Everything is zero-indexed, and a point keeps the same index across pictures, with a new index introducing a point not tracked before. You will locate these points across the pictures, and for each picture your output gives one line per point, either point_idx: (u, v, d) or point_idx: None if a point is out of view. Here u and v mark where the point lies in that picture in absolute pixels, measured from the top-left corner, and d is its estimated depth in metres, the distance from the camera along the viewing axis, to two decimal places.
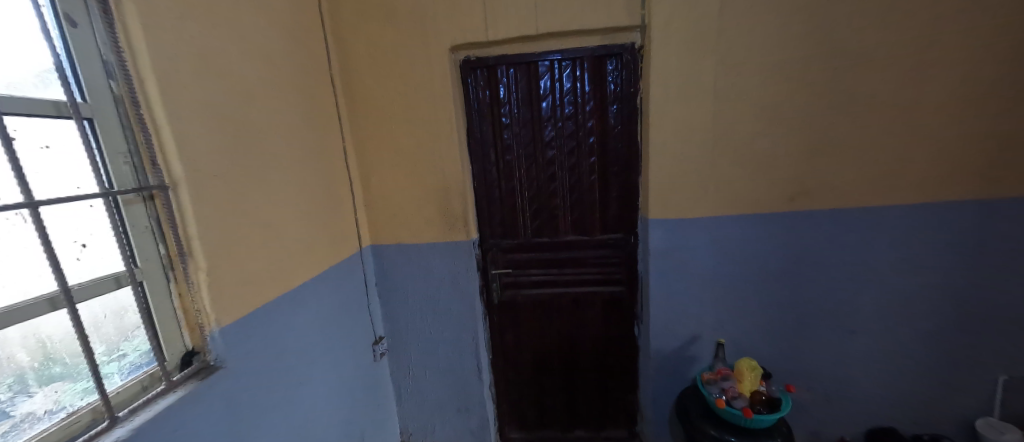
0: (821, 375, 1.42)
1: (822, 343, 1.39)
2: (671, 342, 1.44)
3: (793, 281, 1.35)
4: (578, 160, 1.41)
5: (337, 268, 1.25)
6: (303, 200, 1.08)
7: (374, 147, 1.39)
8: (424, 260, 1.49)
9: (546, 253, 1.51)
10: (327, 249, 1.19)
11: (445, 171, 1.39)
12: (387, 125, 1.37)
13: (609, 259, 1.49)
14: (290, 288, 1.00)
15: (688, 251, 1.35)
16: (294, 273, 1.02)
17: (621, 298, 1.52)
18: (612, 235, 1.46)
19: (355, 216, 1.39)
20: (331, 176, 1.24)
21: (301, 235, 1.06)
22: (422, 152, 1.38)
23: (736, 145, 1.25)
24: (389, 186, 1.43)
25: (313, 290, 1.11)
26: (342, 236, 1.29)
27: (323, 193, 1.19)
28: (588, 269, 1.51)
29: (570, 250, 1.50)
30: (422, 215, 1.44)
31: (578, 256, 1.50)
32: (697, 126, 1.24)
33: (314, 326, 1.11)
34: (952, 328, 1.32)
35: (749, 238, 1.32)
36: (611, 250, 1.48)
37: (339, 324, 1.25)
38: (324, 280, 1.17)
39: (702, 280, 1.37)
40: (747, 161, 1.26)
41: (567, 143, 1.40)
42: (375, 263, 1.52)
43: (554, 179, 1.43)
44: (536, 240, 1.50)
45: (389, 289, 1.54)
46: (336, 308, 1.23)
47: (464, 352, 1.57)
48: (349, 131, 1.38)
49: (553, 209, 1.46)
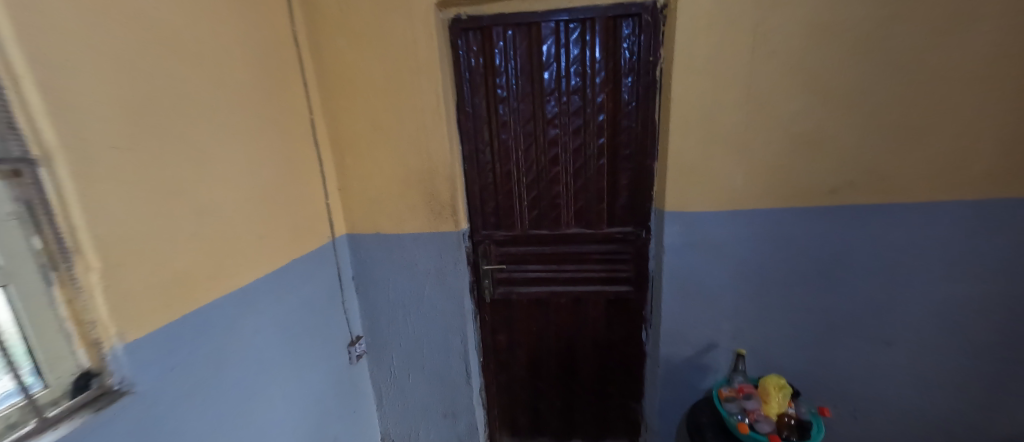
0: (852, 392, 1.25)
1: (858, 357, 1.22)
2: (683, 350, 1.28)
3: (830, 288, 1.16)
4: (585, 141, 1.22)
5: (301, 262, 1.07)
6: (251, 182, 0.89)
7: (348, 122, 1.20)
8: (407, 252, 1.32)
9: (545, 248, 1.34)
10: (286, 240, 1.01)
11: (430, 151, 1.20)
12: (362, 96, 1.17)
13: (615, 255, 1.31)
14: (232, 288, 0.83)
15: (709, 249, 1.17)
16: (238, 268, 0.84)
17: (629, 299, 1.35)
18: (621, 229, 1.28)
19: (325, 201, 1.21)
20: (292, 155, 1.05)
21: (249, 223, 0.88)
22: (404, 127, 1.18)
23: (772, 127, 1.05)
24: (365, 167, 1.24)
25: (268, 289, 0.94)
26: (307, 225, 1.11)
27: (279, 175, 1.00)
28: (592, 266, 1.34)
29: (572, 244, 1.32)
30: (403, 202, 1.26)
31: (581, 251, 1.32)
32: (728, 102, 1.04)
33: (267, 331, 0.94)
34: (1009, 344, 1.14)
35: (781, 236, 1.14)
36: (618, 245, 1.30)
37: (304, 326, 1.08)
38: (282, 277, 0.99)
39: (721, 283, 1.20)
40: (784, 146, 1.06)
41: (572, 121, 1.20)
42: (352, 255, 1.34)
43: (557, 163, 1.25)
44: (534, 232, 1.32)
45: (367, 284, 1.37)
46: (300, 308, 1.06)
47: (451, 354, 1.41)
48: (317, 103, 1.18)
49: (555, 197, 1.28)
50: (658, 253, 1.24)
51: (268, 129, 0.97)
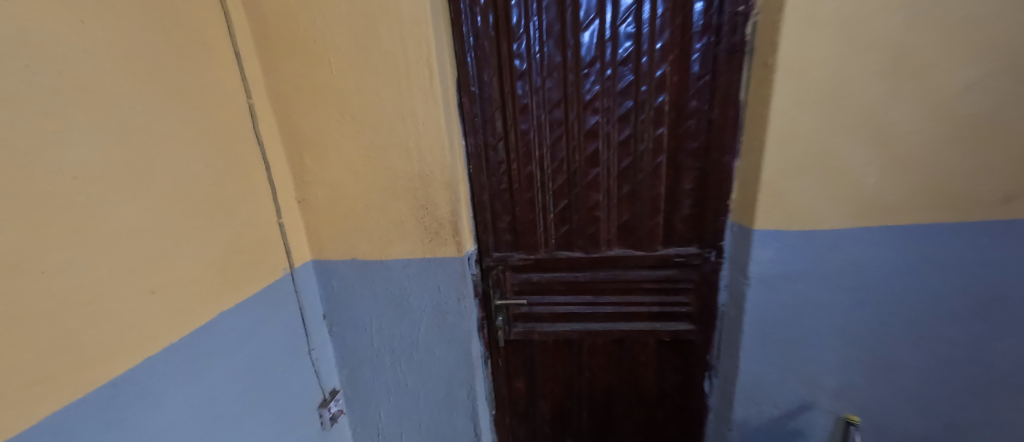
0: None
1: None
2: (766, 411, 0.95)
3: (996, 339, 0.81)
4: (636, 131, 0.87)
5: (235, 316, 0.75)
6: (127, 209, 0.56)
7: (305, 109, 0.86)
8: (394, 285, 0.99)
9: (577, 275, 1.01)
10: (199, 287, 0.67)
11: (421, 149, 0.86)
12: (324, 71, 0.83)
13: (672, 285, 0.99)
14: (92, 388, 0.51)
15: (814, 282, 0.83)
16: (102, 353, 0.52)
17: (688, 341, 1.02)
18: (681, 251, 0.95)
19: (278, 219, 0.87)
20: (215, 159, 0.72)
21: (123, 276, 0.55)
22: (383, 117, 0.84)
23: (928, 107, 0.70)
24: (333, 172, 0.90)
25: (176, 369, 0.63)
26: (244, 257, 0.78)
27: (187, 189, 0.66)
28: (640, 298, 1.01)
29: (614, 271, 0.99)
30: (387, 219, 0.92)
31: (626, 279, 0.99)
32: (860, 71, 0.70)
33: (177, 430, 0.63)
34: None
35: (922, 267, 0.80)
36: (677, 272, 0.97)
37: (245, 403, 0.77)
38: (201, 345, 0.67)
39: (828, 327, 0.87)
40: (942, 135, 0.72)
41: (619, 104, 0.86)
42: (322, 288, 1.01)
43: (596, 163, 0.91)
44: (563, 255, 0.99)
45: (344, 325, 1.04)
46: (237, 380, 0.75)
47: (455, 413, 1.09)
48: (260, 82, 0.83)
49: (592, 209, 0.94)
50: (734, 284, 0.91)
51: (163, 121, 0.62)
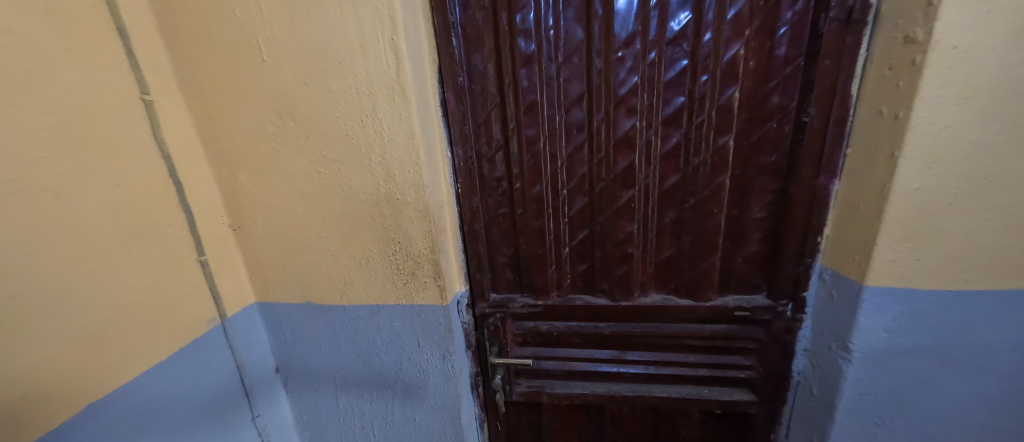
0: None
1: None
2: None
3: None
4: (689, 141, 0.62)
5: (117, 404, 0.54)
6: None
7: (230, 110, 0.63)
8: (360, 336, 0.76)
9: (599, 327, 0.77)
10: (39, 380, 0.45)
11: (388, 166, 0.62)
12: (251, 57, 0.59)
13: (727, 344, 0.74)
14: None
15: (955, 364, 0.56)
16: None
17: (745, 415, 0.78)
18: (743, 301, 0.70)
19: (199, 256, 0.65)
20: (77, 186, 0.49)
21: None
22: (333, 119, 0.61)
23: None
24: (275, 194, 0.67)
25: None
26: (135, 318, 0.56)
27: (18, 237, 0.44)
28: (682, 359, 0.77)
29: (649, 324, 0.75)
30: (347, 254, 0.70)
31: (665, 335, 0.75)
32: None
33: None
34: None
35: None
36: (735, 328, 0.72)
37: None
38: None
39: (973, 429, 0.59)
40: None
41: (666, 102, 0.61)
42: (271, 337, 0.79)
43: (629, 184, 0.66)
44: (581, 301, 0.75)
45: (301, 381, 0.82)
46: None
47: None
48: (166, 72, 0.60)
49: (622, 244, 0.70)
50: (819, 351, 0.66)
51: None
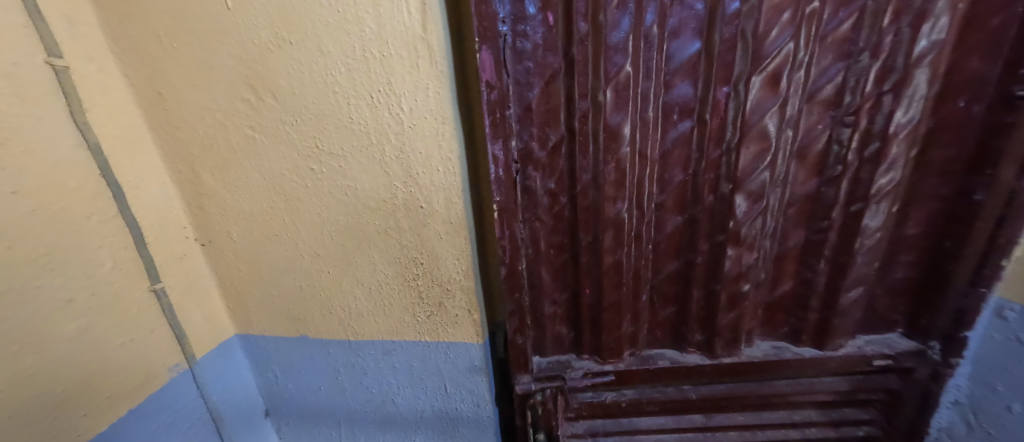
0: None
1: None
2: None
3: None
4: (847, 130, 0.45)
5: None
6: None
7: (186, 84, 0.45)
8: (370, 378, 0.60)
9: (685, 391, 0.60)
10: None
11: (409, 163, 0.45)
12: (210, 3, 0.40)
13: (848, 398, 0.59)
14: None
15: None
16: None
17: None
18: (880, 346, 0.55)
19: (153, 284, 0.49)
20: None
21: None
22: (331, 97, 0.43)
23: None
24: (254, 200, 0.50)
25: None
26: (55, 380, 0.40)
27: None
28: (786, 419, 0.61)
29: (750, 384, 0.59)
30: (353, 279, 0.53)
31: (770, 395, 0.59)
32: None
33: None
34: None
35: None
36: (861, 378, 0.57)
37: None
38: None
39: None
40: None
41: (821, 76, 0.44)
42: (257, 377, 0.63)
43: (757, 197, 0.49)
44: (665, 360, 0.59)
45: (296, 428, 0.66)
46: None
47: None
48: (86, 25, 0.42)
49: (735, 281, 0.53)
50: (981, 406, 0.50)
51: None
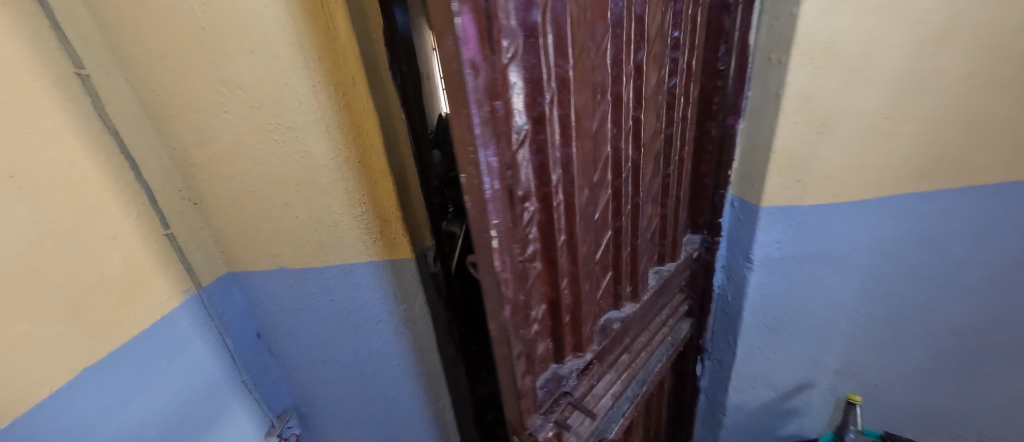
0: (970, 431, 0.94)
1: (994, 402, 0.90)
2: (794, 416, 0.90)
3: (993, 301, 0.78)
4: (674, 91, 0.67)
5: (133, 352, 0.62)
6: None
7: (172, 82, 0.62)
8: (336, 296, 0.82)
9: (625, 342, 0.75)
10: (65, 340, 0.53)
11: (345, 130, 0.66)
12: (188, 25, 0.58)
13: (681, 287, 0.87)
14: None
15: (825, 262, 0.76)
16: None
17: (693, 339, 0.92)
18: (691, 243, 0.84)
19: (165, 231, 0.68)
20: (55, 173, 0.52)
21: None
22: (283, 87, 0.62)
23: (1005, 30, 0.58)
24: (234, 166, 0.69)
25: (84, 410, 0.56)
26: (124, 283, 0.61)
27: (18, 222, 0.48)
28: (660, 320, 0.84)
29: (649, 313, 0.79)
30: (317, 220, 0.74)
31: (656, 309, 0.82)
32: (893, 42, 0.59)
33: None
34: None
35: (946, 244, 0.74)
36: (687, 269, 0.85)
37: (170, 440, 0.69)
38: (99, 389, 0.58)
39: (849, 307, 0.79)
40: (973, 68, 0.61)
41: (660, 51, 0.61)
42: (245, 303, 0.83)
43: (657, 157, 0.68)
44: (614, 322, 0.71)
45: (281, 344, 0.88)
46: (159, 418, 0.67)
47: (421, 421, 0.97)
48: (95, 43, 0.59)
49: (648, 231, 0.72)
50: (733, 266, 0.82)
51: None
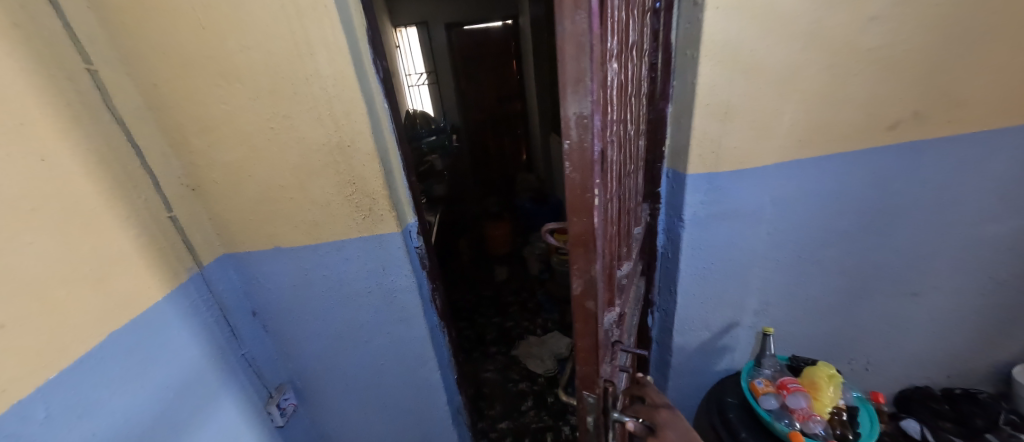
0: (866, 350, 1.17)
1: (880, 325, 1.12)
2: (723, 349, 1.08)
3: (872, 242, 0.98)
4: (643, 78, 0.78)
5: (153, 318, 0.67)
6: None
7: (175, 77, 0.70)
8: (328, 270, 0.90)
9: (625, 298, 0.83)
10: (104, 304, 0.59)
11: (336, 117, 0.74)
12: (191, 27, 0.66)
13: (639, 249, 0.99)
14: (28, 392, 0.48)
15: (742, 217, 0.91)
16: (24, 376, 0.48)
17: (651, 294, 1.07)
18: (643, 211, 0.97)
19: (169, 213, 0.74)
20: (78, 157, 0.58)
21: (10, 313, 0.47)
22: (279, 80, 0.70)
23: (869, 30, 0.74)
24: (232, 152, 0.76)
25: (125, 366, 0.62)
26: (142, 256, 0.67)
27: (54, 200, 0.54)
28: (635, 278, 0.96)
29: (631, 270, 0.91)
30: (310, 199, 0.82)
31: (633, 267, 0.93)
32: (785, 40, 0.73)
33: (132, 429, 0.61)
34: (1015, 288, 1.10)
35: (839, 198, 0.92)
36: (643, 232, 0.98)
37: (193, 402, 0.74)
38: (135, 349, 0.63)
39: (763, 254, 0.97)
40: (838, 58, 0.76)
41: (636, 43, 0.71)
42: (242, 281, 0.90)
43: (637, 135, 0.78)
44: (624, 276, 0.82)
45: (277, 318, 0.95)
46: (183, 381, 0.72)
47: (413, 384, 1.06)
48: (101, 41, 0.65)
49: (631, 200, 0.82)
50: (672, 227, 0.96)
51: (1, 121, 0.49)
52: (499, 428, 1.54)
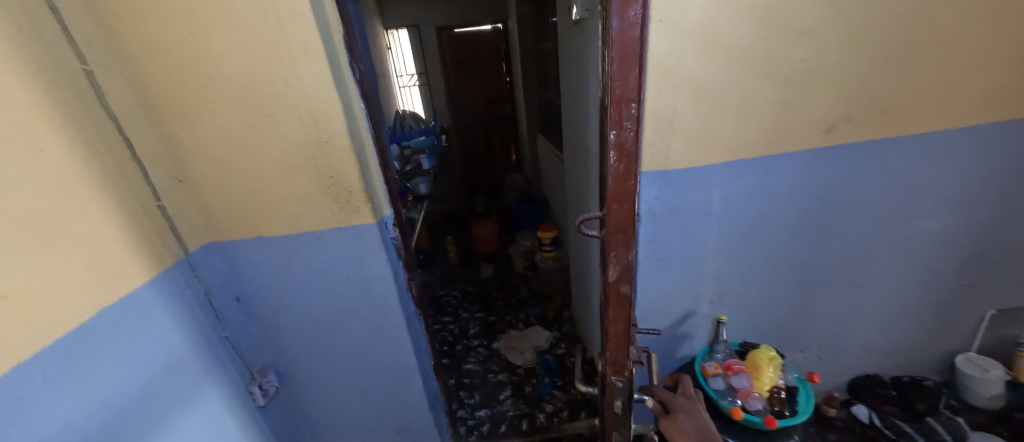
0: (818, 339, 1.24)
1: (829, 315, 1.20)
2: (681, 336, 1.16)
3: (817, 236, 1.06)
4: None
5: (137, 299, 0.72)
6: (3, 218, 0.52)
7: (163, 77, 0.76)
8: (309, 258, 0.96)
9: None
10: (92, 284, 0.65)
11: (315, 116, 0.81)
12: (179, 32, 0.72)
13: None
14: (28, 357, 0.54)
15: (693, 212, 0.99)
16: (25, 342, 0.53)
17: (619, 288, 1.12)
18: None
19: (159, 202, 0.80)
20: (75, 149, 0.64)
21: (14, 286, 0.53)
22: (261, 80, 0.77)
23: (799, 42, 0.82)
24: (216, 146, 0.82)
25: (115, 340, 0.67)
26: (129, 241, 0.72)
27: (53, 186, 0.60)
28: None
29: None
30: (291, 191, 0.88)
31: None
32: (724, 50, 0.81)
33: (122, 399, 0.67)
34: (953, 281, 1.18)
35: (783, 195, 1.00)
36: None
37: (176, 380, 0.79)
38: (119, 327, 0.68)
39: (716, 247, 1.04)
40: (773, 66, 0.84)
41: None
42: (228, 267, 0.96)
43: None
44: None
45: (260, 304, 1.01)
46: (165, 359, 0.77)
47: (390, 368, 1.13)
48: (96, 44, 0.71)
49: None
50: None
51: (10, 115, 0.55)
52: (477, 416, 1.61)
